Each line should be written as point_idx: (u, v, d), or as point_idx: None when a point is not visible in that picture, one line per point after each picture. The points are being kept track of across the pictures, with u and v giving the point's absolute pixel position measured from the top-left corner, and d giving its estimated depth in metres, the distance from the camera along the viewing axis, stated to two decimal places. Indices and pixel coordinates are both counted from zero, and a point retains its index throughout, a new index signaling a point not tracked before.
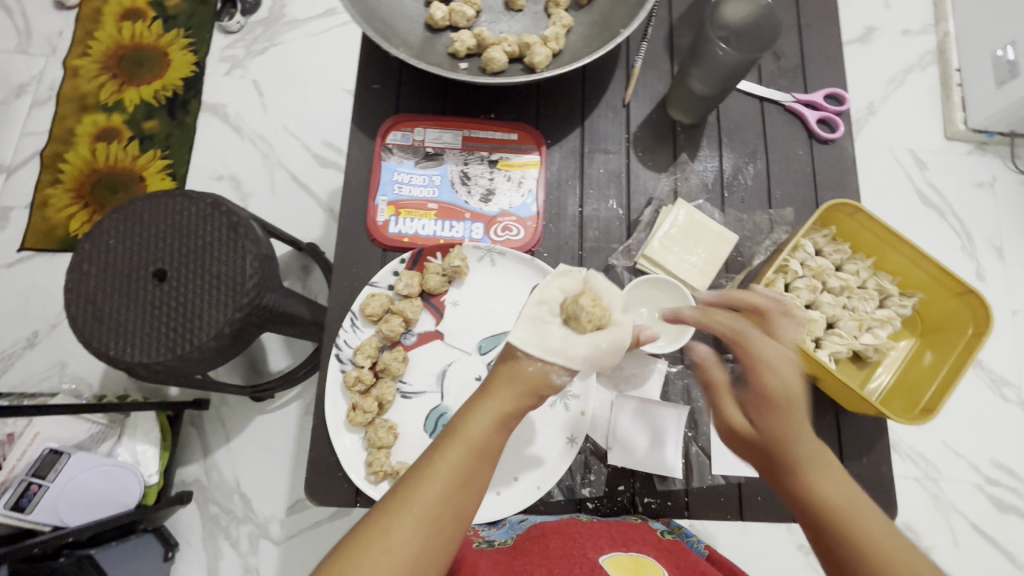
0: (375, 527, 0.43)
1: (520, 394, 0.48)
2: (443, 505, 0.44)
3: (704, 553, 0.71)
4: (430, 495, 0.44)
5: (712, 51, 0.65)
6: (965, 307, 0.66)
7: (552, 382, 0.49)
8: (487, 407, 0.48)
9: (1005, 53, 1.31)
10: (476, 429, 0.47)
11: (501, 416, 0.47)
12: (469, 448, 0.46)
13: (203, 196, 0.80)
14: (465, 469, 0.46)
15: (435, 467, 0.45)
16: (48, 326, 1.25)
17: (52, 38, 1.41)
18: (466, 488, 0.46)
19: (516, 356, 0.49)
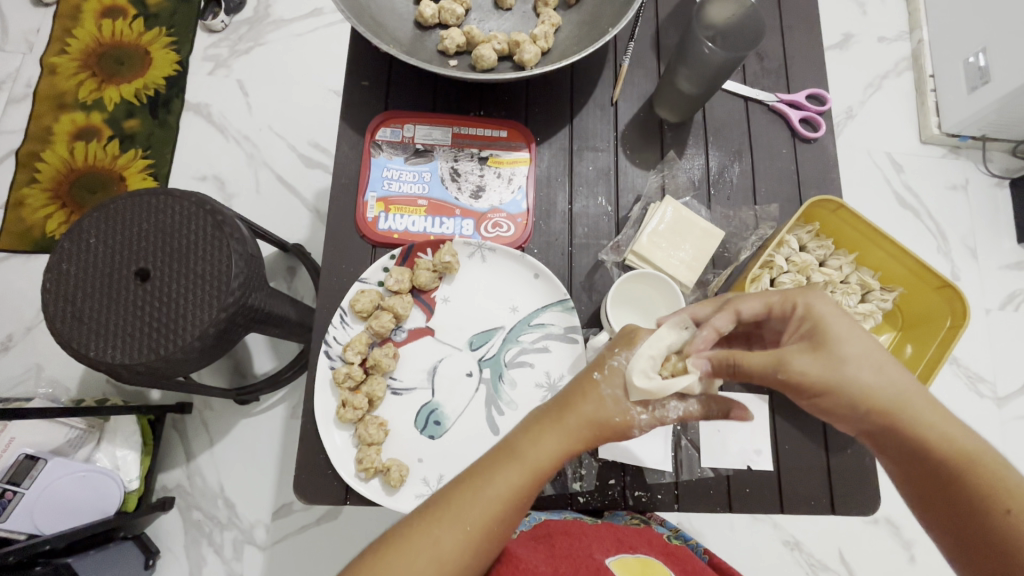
0: (427, 532, 0.49)
1: (592, 436, 0.53)
2: (498, 519, 0.50)
3: (704, 558, 0.71)
4: (482, 511, 0.49)
5: (699, 49, 0.66)
6: (944, 301, 0.68)
7: (630, 434, 0.55)
8: (552, 438, 0.52)
9: (976, 60, 1.35)
10: (538, 457, 0.52)
11: (566, 448, 0.52)
12: (527, 471, 0.51)
13: (188, 194, 0.78)
14: (522, 491, 0.51)
15: (492, 488, 0.50)
16: (23, 328, 1.21)
17: (29, 35, 1.38)
18: (518, 508, 0.51)
19: (601, 394, 0.54)
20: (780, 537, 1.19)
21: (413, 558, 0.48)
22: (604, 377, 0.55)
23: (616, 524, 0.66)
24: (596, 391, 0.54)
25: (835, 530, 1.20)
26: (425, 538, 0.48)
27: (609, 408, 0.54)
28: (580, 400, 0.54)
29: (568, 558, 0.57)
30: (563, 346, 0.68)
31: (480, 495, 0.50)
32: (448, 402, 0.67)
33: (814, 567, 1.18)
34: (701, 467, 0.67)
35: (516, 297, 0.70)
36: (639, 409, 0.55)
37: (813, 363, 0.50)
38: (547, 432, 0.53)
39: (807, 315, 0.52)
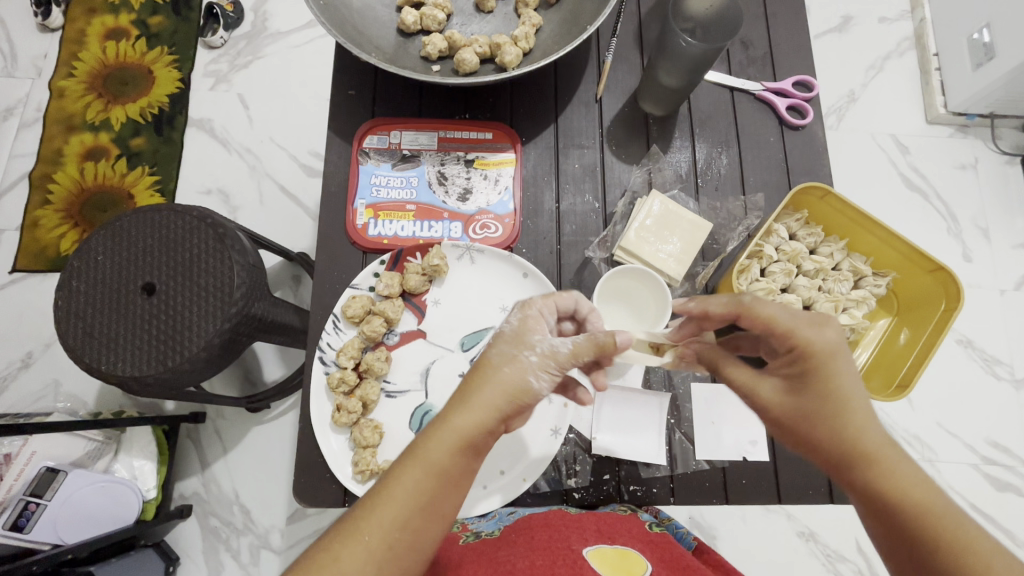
0: (329, 547, 0.44)
1: (495, 414, 0.48)
2: (400, 525, 0.44)
3: (691, 545, 0.69)
4: (385, 520, 0.44)
5: (676, 43, 0.66)
6: (937, 284, 0.68)
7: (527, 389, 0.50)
8: (451, 426, 0.47)
9: (981, 36, 1.31)
10: (441, 459, 0.46)
11: (464, 436, 0.47)
12: (427, 473, 0.46)
13: (188, 209, 0.80)
14: (425, 491, 0.45)
15: (393, 494, 0.45)
16: (42, 346, 1.25)
17: (37, 61, 1.42)
18: (425, 512, 0.45)
19: (493, 362, 0.50)
20: (794, 528, 1.18)
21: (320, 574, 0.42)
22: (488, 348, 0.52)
23: (600, 513, 0.65)
24: (485, 358, 0.51)
25: (850, 519, 1.19)
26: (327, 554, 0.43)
27: (498, 365, 0.50)
28: (477, 375, 0.50)
29: (546, 550, 0.55)
30: None
31: (383, 500, 0.45)
32: (441, 403, 0.68)
33: (830, 558, 1.17)
34: (696, 459, 0.68)
35: (506, 297, 0.71)
36: (526, 351, 0.51)
37: (778, 397, 0.50)
38: (444, 424, 0.47)
39: (806, 355, 0.48)
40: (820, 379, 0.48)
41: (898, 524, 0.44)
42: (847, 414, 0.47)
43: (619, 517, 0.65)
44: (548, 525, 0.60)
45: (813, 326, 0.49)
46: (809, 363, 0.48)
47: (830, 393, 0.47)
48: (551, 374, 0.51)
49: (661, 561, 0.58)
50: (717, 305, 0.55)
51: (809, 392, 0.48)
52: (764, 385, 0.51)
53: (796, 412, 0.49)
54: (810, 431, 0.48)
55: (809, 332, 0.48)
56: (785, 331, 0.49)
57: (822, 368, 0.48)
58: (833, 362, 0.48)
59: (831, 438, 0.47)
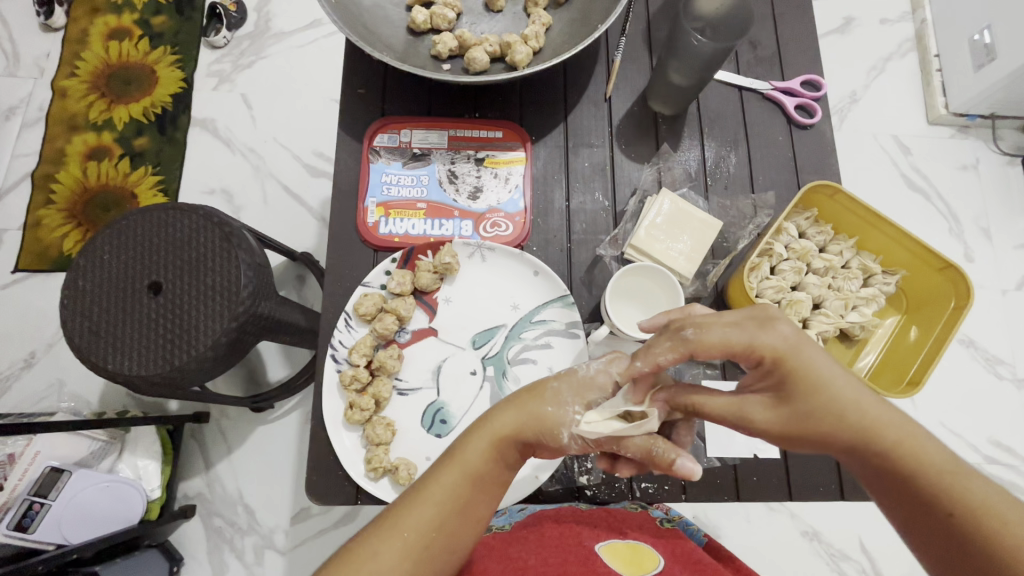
0: (368, 540, 0.48)
1: (520, 433, 0.52)
2: (435, 524, 0.49)
3: (701, 542, 0.69)
4: (421, 518, 0.49)
5: (687, 41, 0.67)
6: (947, 282, 0.68)
7: (558, 432, 0.53)
8: (486, 435, 0.53)
9: (982, 37, 1.32)
10: (475, 461, 0.51)
11: (498, 444, 0.52)
12: (463, 476, 0.51)
13: (196, 208, 0.80)
14: (459, 493, 0.51)
15: (426, 496, 0.50)
16: (45, 345, 1.25)
17: (40, 60, 1.42)
18: (460, 516, 0.50)
19: (543, 396, 0.54)
20: (798, 527, 1.18)
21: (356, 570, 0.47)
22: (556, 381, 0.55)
23: (611, 509, 0.66)
24: (543, 387, 0.55)
25: (854, 518, 1.19)
26: (367, 549, 0.48)
27: (544, 400, 0.54)
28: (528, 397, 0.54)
29: (558, 546, 0.56)
30: (565, 341, 0.69)
31: (422, 499, 0.50)
32: (453, 400, 0.68)
33: (833, 557, 1.17)
34: (708, 457, 0.68)
35: (517, 295, 0.71)
36: (576, 407, 0.53)
37: (768, 411, 0.48)
38: (480, 426, 0.53)
39: (780, 364, 0.47)
40: (800, 380, 0.47)
41: (922, 505, 0.45)
42: (837, 406, 0.47)
43: (629, 514, 0.66)
44: (559, 522, 0.61)
45: (767, 329, 0.48)
46: (783, 369, 0.47)
47: (814, 393, 0.47)
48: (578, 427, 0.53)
49: (672, 557, 0.58)
50: (663, 354, 0.51)
51: (795, 398, 0.47)
52: (750, 403, 0.49)
53: (792, 420, 0.48)
54: (814, 428, 0.47)
55: (765, 338, 0.47)
56: (749, 346, 0.47)
57: (794, 368, 0.47)
58: (805, 361, 0.47)
59: (838, 433, 0.47)
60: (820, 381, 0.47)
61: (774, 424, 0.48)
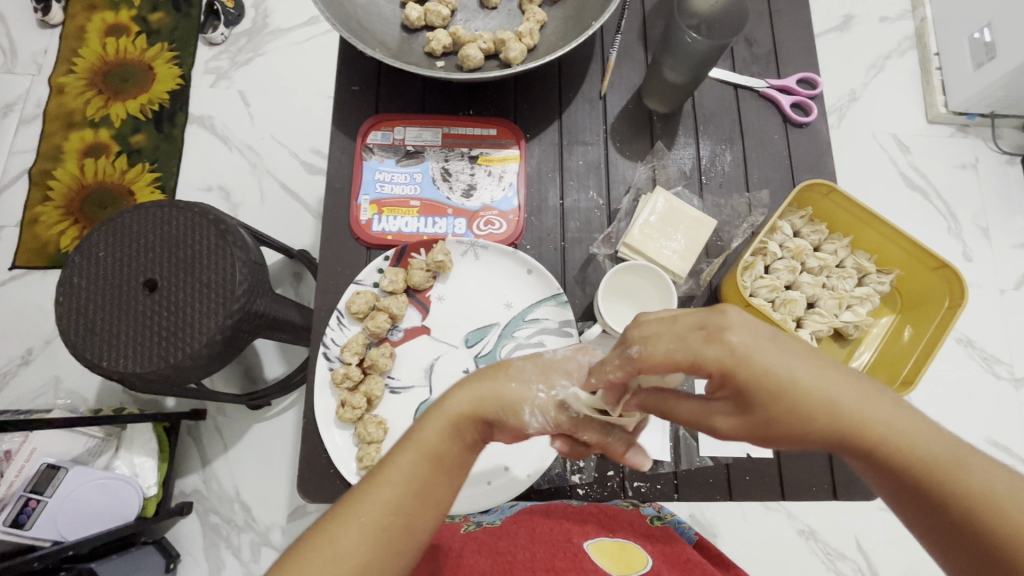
0: (323, 530, 0.46)
1: (480, 410, 0.50)
2: (392, 509, 0.47)
3: (693, 539, 0.68)
4: (377, 502, 0.47)
5: (681, 38, 0.66)
6: (940, 281, 0.67)
7: (521, 412, 0.50)
8: (443, 414, 0.50)
9: (982, 35, 1.31)
10: (431, 439, 0.49)
11: (455, 422, 0.49)
12: (421, 454, 0.49)
13: (190, 205, 0.80)
14: (415, 475, 0.48)
15: (381, 478, 0.48)
16: (42, 342, 1.25)
17: (37, 57, 1.41)
18: (418, 498, 0.48)
19: (503, 372, 0.52)
20: (794, 526, 1.18)
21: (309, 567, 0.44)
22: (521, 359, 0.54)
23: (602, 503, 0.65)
24: (504, 363, 0.53)
25: (851, 518, 1.19)
26: (321, 537, 0.46)
27: (504, 377, 0.52)
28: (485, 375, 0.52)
29: (547, 542, 0.56)
30: (558, 340, 0.69)
31: (374, 484, 0.48)
32: None
33: (830, 556, 1.17)
34: (701, 456, 0.67)
35: (510, 293, 0.71)
36: (540, 386, 0.51)
37: (731, 419, 0.44)
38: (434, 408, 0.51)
39: (733, 374, 0.41)
40: (755, 388, 0.41)
41: (914, 493, 0.42)
42: (803, 407, 0.41)
43: (620, 510, 0.64)
44: (549, 516, 0.61)
45: (712, 340, 0.41)
46: (735, 381, 0.41)
47: (776, 400, 0.41)
48: (546, 412, 0.51)
49: (662, 556, 0.57)
50: (613, 369, 0.47)
51: (756, 408, 0.42)
52: (711, 411, 0.44)
53: (756, 428, 0.43)
54: (782, 432, 0.42)
55: (709, 351, 0.41)
56: (693, 358, 0.42)
57: (747, 377, 0.41)
58: (759, 366, 0.41)
59: (810, 434, 0.42)
60: (781, 383, 0.41)
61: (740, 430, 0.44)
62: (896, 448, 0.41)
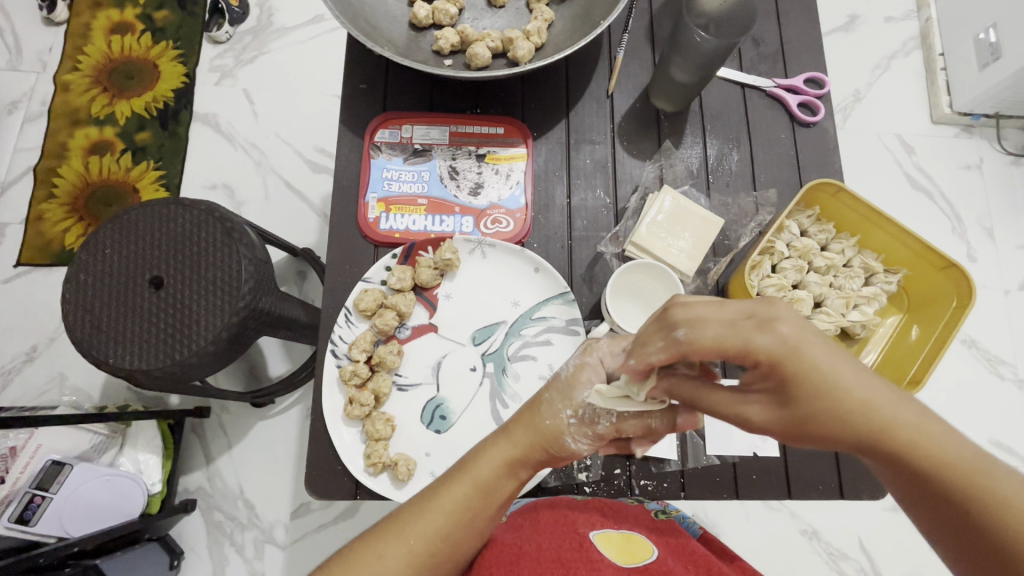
0: (373, 544, 0.49)
1: (531, 449, 0.53)
2: (440, 535, 0.49)
3: (697, 533, 0.68)
4: (428, 527, 0.50)
5: (690, 38, 0.66)
6: (949, 281, 0.67)
7: (562, 444, 0.53)
8: (498, 451, 0.53)
9: (987, 36, 1.31)
10: (485, 472, 0.52)
11: (509, 460, 0.52)
12: (474, 486, 0.51)
13: (197, 203, 0.80)
14: (466, 505, 0.51)
15: (433, 505, 0.50)
16: (47, 339, 1.25)
17: (43, 54, 1.42)
18: (465, 528, 0.50)
19: (542, 407, 0.54)
20: (797, 526, 1.18)
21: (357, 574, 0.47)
22: (546, 389, 0.55)
23: (603, 497, 0.65)
24: (537, 398, 0.55)
25: (853, 518, 1.19)
26: (370, 551, 0.49)
27: (545, 411, 0.54)
28: (531, 410, 0.55)
29: (552, 533, 0.55)
30: (565, 339, 0.69)
31: (428, 509, 0.50)
32: (452, 396, 0.68)
33: (832, 556, 1.17)
34: (707, 454, 0.68)
35: (517, 292, 0.71)
36: (568, 413, 0.53)
37: (766, 412, 0.44)
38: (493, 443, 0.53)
39: (781, 366, 0.41)
40: (799, 381, 0.41)
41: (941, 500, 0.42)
42: (843, 405, 0.41)
43: (625, 505, 0.64)
44: (554, 508, 0.59)
45: (764, 329, 0.41)
46: (782, 372, 0.41)
47: (818, 394, 0.41)
48: (588, 438, 0.53)
49: (667, 547, 0.58)
50: (655, 351, 0.46)
51: (797, 400, 0.42)
52: (747, 402, 0.44)
53: (793, 422, 0.43)
54: (819, 427, 0.42)
55: (760, 340, 0.41)
56: (742, 348, 0.41)
57: (794, 368, 0.41)
58: (807, 359, 0.41)
59: (844, 432, 0.42)
60: (825, 378, 0.41)
61: (773, 423, 0.43)
62: (927, 455, 0.41)
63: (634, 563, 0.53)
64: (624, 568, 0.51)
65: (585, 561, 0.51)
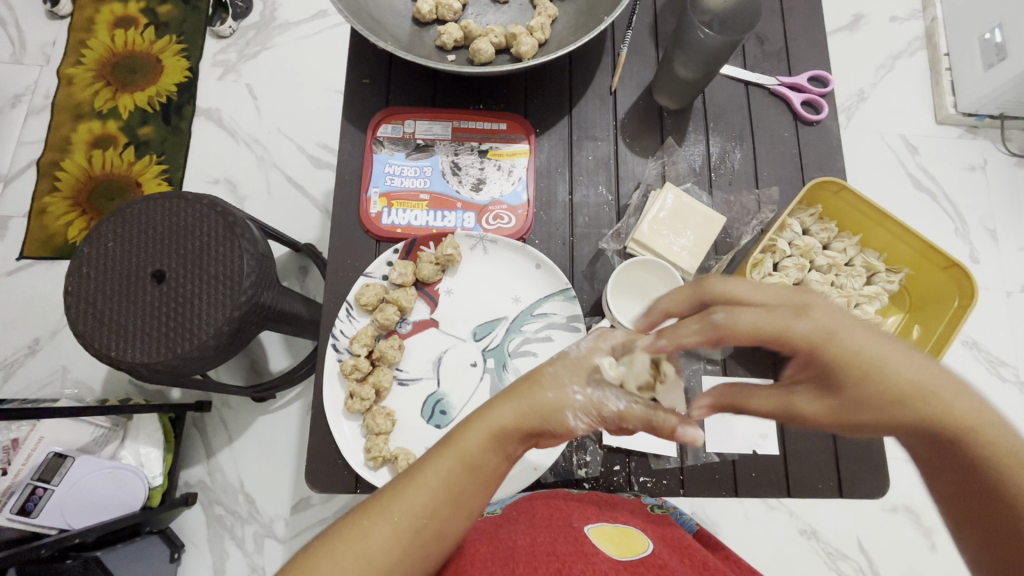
0: (356, 525, 0.47)
1: (521, 420, 0.50)
2: (427, 512, 0.48)
3: (692, 529, 0.68)
4: (414, 504, 0.48)
5: (694, 34, 0.66)
6: (951, 281, 0.67)
7: (562, 420, 0.50)
8: (483, 423, 0.50)
9: (992, 36, 1.30)
10: (472, 447, 0.49)
11: (496, 433, 0.50)
12: (459, 461, 0.49)
13: (199, 197, 0.81)
14: (452, 481, 0.49)
15: (417, 481, 0.49)
16: (49, 332, 1.25)
17: (46, 48, 1.42)
18: (453, 505, 0.49)
19: (540, 378, 0.51)
20: (795, 526, 1.18)
21: (343, 553, 0.46)
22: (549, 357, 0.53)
23: (597, 491, 0.64)
24: (537, 369, 0.52)
25: (852, 518, 1.19)
26: (354, 532, 0.47)
27: (544, 384, 0.51)
28: (523, 381, 0.52)
29: (547, 527, 0.55)
30: (566, 335, 0.69)
31: (412, 485, 0.49)
32: (453, 392, 0.68)
33: (831, 556, 1.17)
34: (706, 453, 0.68)
35: (518, 288, 0.71)
36: (576, 389, 0.51)
37: (814, 400, 0.45)
38: (479, 416, 0.51)
39: (822, 347, 0.43)
40: (842, 366, 0.43)
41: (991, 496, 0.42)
42: (885, 395, 0.43)
43: (622, 498, 0.64)
44: (549, 502, 0.59)
45: (801, 316, 0.44)
46: (823, 356, 0.43)
47: (864, 381, 0.43)
48: (591, 418, 0.50)
49: (661, 540, 0.57)
50: (689, 335, 0.47)
51: (843, 388, 0.44)
52: (798, 391, 0.46)
53: (838, 411, 0.44)
54: (866, 415, 0.44)
55: (796, 325, 0.44)
56: (777, 331, 0.44)
57: (834, 355, 0.43)
58: (847, 342, 0.43)
59: (892, 419, 0.43)
60: (867, 365, 0.43)
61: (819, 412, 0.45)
62: (979, 445, 0.42)
63: (629, 556, 0.52)
64: (619, 560, 0.51)
65: (580, 555, 0.50)
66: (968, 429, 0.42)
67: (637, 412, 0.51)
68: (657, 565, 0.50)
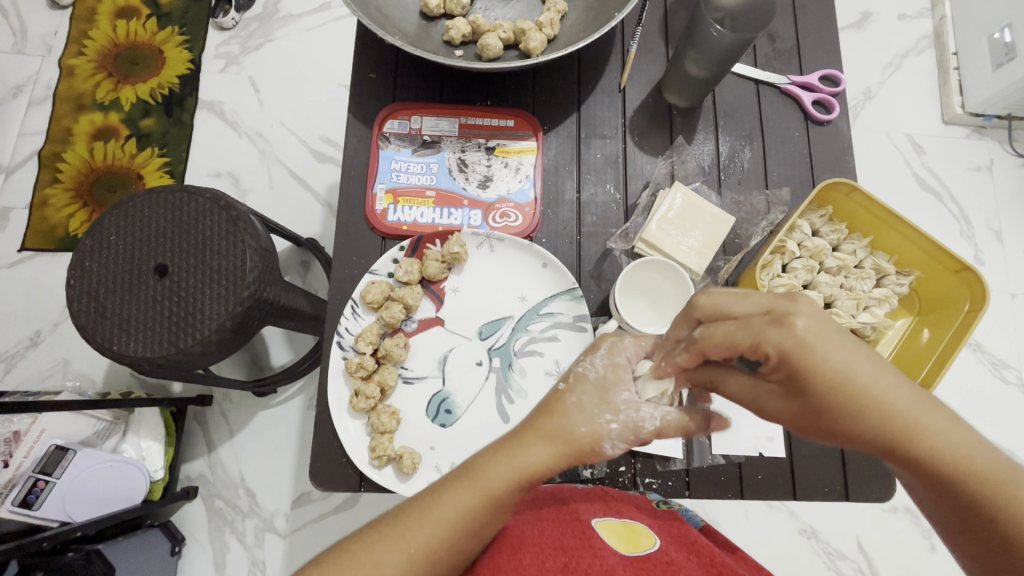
0: (369, 550, 0.47)
1: (551, 457, 0.50)
2: (442, 543, 0.48)
3: (698, 525, 0.67)
4: (428, 535, 0.48)
5: (706, 32, 0.65)
6: (963, 285, 0.66)
7: (600, 449, 0.50)
8: (510, 459, 0.49)
9: (1002, 35, 1.29)
10: (495, 482, 0.49)
11: (521, 472, 0.49)
12: (482, 497, 0.48)
13: (202, 191, 0.80)
14: (471, 515, 0.48)
15: (433, 512, 0.48)
16: (50, 325, 1.25)
17: (47, 38, 1.40)
18: (468, 536, 0.48)
19: (573, 410, 0.51)
20: (795, 525, 1.18)
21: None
22: (571, 386, 0.53)
23: (606, 487, 0.64)
24: (562, 400, 0.52)
25: (852, 518, 1.19)
26: (367, 556, 0.47)
27: (574, 418, 0.51)
28: (553, 412, 0.52)
29: (555, 521, 0.55)
30: (572, 335, 0.69)
31: (429, 515, 0.48)
32: (458, 391, 0.67)
33: (830, 556, 1.17)
34: (712, 454, 0.67)
35: (524, 287, 0.71)
36: (607, 416, 0.51)
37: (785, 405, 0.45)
38: (508, 452, 0.50)
39: (792, 362, 0.42)
40: (811, 376, 0.42)
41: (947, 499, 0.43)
42: (857, 402, 0.42)
43: (627, 494, 0.63)
44: (555, 498, 0.59)
45: (774, 325, 0.43)
46: (793, 366, 0.42)
47: (831, 390, 0.42)
48: (626, 442, 0.51)
49: (669, 535, 0.56)
50: (681, 355, 0.50)
51: (810, 396, 0.43)
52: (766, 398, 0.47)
53: (807, 414, 0.44)
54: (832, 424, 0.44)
55: (770, 335, 0.42)
56: (748, 344, 0.43)
57: (806, 364, 0.42)
58: (821, 351, 0.42)
59: (865, 428, 0.43)
60: (837, 371, 0.42)
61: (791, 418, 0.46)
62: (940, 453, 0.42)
63: (636, 550, 0.51)
64: (625, 554, 0.50)
65: (587, 548, 0.50)
66: (929, 436, 0.42)
67: (673, 422, 0.52)
68: (665, 561, 0.50)
